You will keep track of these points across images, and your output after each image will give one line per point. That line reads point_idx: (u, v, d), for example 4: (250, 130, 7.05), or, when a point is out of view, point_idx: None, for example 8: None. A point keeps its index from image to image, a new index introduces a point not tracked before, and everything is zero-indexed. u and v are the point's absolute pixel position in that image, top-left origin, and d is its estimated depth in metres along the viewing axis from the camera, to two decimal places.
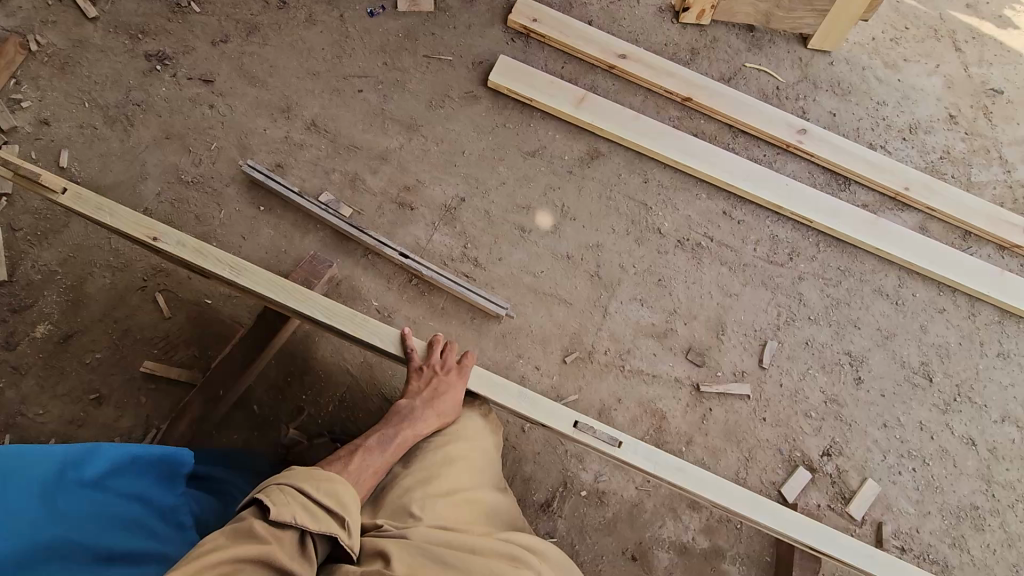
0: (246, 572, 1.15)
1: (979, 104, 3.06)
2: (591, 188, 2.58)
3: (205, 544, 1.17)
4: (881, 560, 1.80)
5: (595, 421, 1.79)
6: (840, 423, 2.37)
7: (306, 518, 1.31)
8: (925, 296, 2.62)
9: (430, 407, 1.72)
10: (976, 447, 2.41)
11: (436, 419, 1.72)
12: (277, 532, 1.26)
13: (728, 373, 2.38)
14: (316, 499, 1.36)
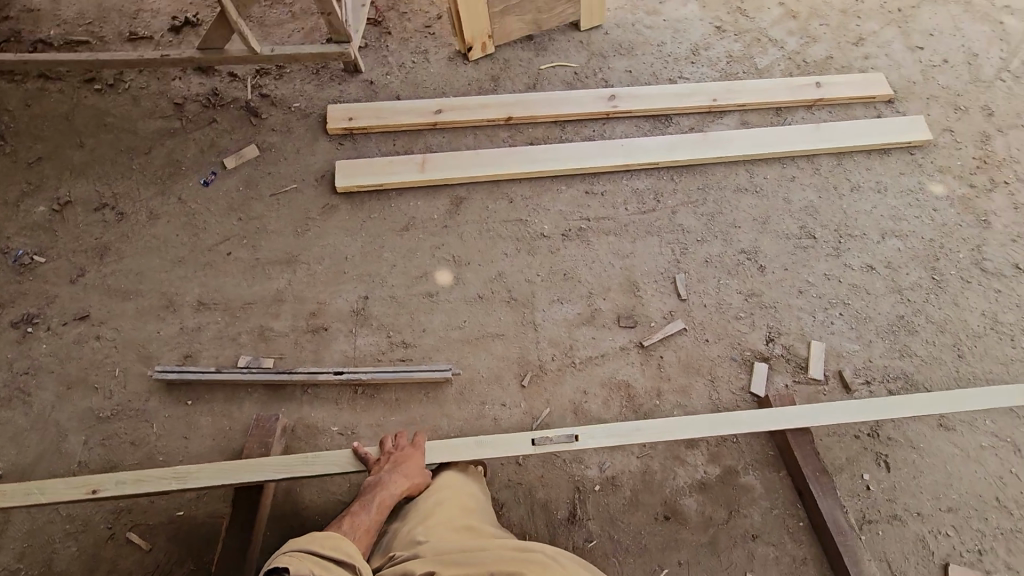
0: None
1: (732, 8, 3.56)
2: (470, 230, 2.78)
3: None
4: (820, 411, 2.08)
5: (547, 430, 1.95)
6: (767, 310, 2.63)
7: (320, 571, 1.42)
8: (774, 173, 2.99)
9: (399, 473, 1.85)
10: (876, 269, 2.74)
11: (406, 481, 1.83)
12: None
13: (660, 319, 2.60)
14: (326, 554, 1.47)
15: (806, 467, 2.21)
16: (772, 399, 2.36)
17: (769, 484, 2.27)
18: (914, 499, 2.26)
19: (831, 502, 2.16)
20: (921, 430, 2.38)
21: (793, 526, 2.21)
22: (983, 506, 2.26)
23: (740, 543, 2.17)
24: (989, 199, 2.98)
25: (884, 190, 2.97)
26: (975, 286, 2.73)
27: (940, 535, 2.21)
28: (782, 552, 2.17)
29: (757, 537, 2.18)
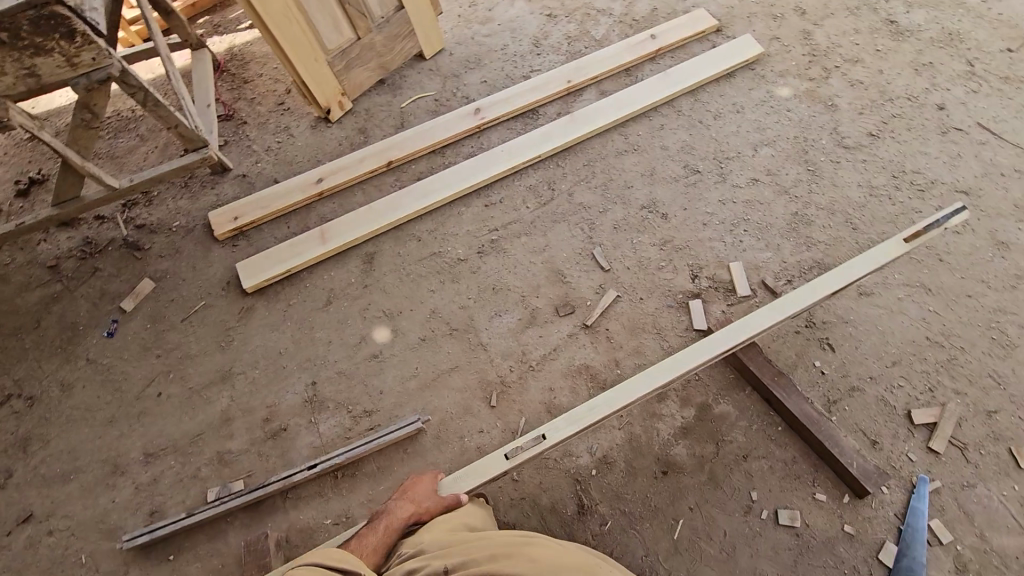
0: None
1: None
2: (391, 280, 2.80)
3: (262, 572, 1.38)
4: (749, 325, 2.19)
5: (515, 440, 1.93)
6: (683, 250, 2.80)
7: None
8: (644, 128, 3.18)
9: (406, 499, 1.86)
10: (759, 180, 2.98)
11: (412, 503, 1.84)
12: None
13: (594, 295, 2.71)
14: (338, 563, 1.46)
15: (764, 377, 2.38)
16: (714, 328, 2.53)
17: (741, 405, 2.43)
18: (862, 367, 2.48)
19: (796, 398, 2.35)
20: (847, 305, 2.61)
21: (774, 433, 2.36)
22: (919, 350, 2.51)
23: (736, 467, 2.30)
24: (829, 86, 3.30)
25: (742, 109, 3.22)
26: (845, 164, 3.01)
27: (894, 389, 2.44)
28: (774, 460, 2.31)
29: (748, 456, 2.32)
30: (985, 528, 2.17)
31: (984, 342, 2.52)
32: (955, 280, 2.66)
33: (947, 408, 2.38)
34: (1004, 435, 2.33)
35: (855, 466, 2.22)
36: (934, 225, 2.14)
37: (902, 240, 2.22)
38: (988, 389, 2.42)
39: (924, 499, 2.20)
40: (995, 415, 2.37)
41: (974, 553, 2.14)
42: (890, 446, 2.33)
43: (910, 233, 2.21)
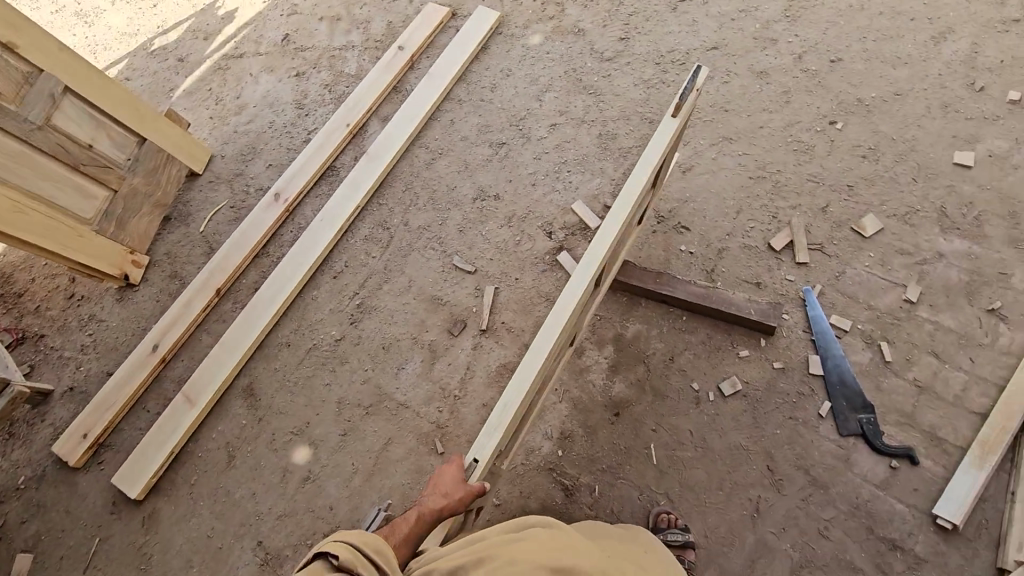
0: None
1: (290, 46, 3.57)
2: (283, 399, 2.62)
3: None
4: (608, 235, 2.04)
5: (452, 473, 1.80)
6: (528, 218, 2.86)
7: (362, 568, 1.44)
8: (437, 131, 3.15)
9: (435, 492, 1.78)
10: (558, 122, 3.09)
11: (442, 499, 1.74)
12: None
13: (475, 301, 2.71)
14: (374, 555, 1.49)
15: (648, 283, 2.57)
16: None
17: (645, 318, 2.57)
18: (717, 230, 2.72)
19: (680, 286, 2.55)
20: (679, 187, 2.85)
21: (682, 325, 2.53)
22: (750, 191, 2.78)
23: (670, 371, 2.47)
24: (571, 14, 3.43)
25: (511, 72, 3.29)
26: (616, 73, 3.19)
27: (749, 232, 2.69)
28: (695, 346, 2.49)
29: (673, 355, 2.49)
30: (867, 299, 2.50)
31: (792, 156, 2.84)
32: (746, 121, 2.97)
33: (793, 224, 2.67)
34: (842, 219, 2.67)
35: (754, 312, 2.45)
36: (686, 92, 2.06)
37: (669, 116, 2.12)
38: (814, 191, 2.75)
39: (816, 305, 2.49)
40: (828, 208, 2.70)
41: (871, 324, 2.45)
42: (771, 280, 2.58)
43: (673, 107, 2.11)
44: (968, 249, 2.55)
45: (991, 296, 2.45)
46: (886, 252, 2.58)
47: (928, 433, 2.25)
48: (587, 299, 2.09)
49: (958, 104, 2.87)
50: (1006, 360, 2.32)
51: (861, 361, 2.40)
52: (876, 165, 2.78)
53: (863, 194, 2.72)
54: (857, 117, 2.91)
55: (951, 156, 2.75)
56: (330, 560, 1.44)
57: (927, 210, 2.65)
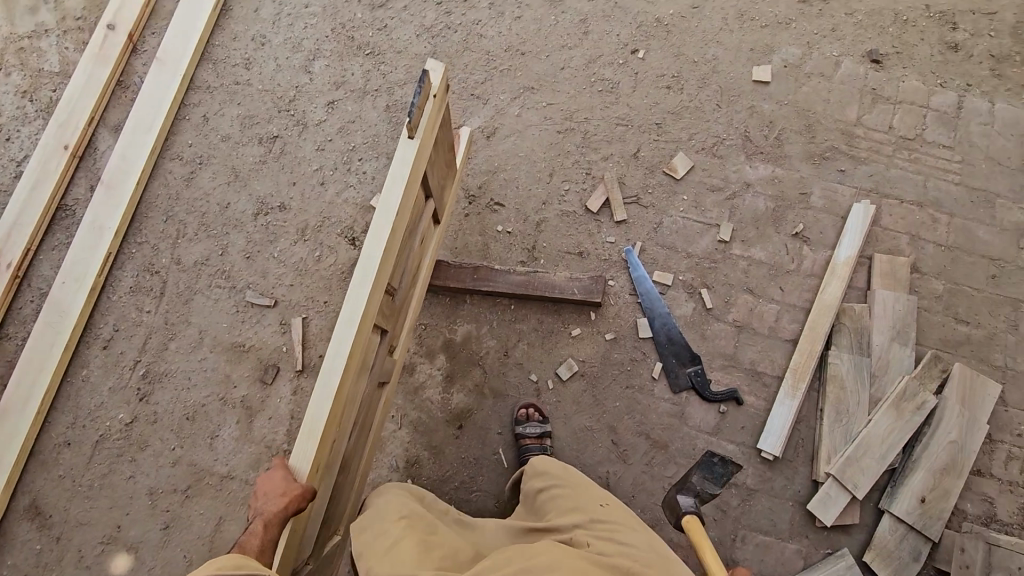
0: None
1: None
2: (81, 507, 2.21)
3: None
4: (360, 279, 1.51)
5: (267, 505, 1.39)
6: (323, 225, 2.45)
7: None
8: (190, 133, 2.54)
9: (271, 496, 1.43)
10: (337, 97, 2.59)
11: (281, 497, 1.40)
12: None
13: (284, 337, 2.35)
14: (234, 571, 1.16)
15: (466, 282, 2.36)
16: None
17: (472, 316, 2.38)
18: (533, 200, 2.50)
19: (502, 277, 2.36)
20: (486, 158, 2.55)
21: (511, 316, 2.38)
22: (560, 148, 2.56)
23: (508, 368, 2.35)
24: None
25: (266, 38, 2.65)
26: (393, 22, 2.68)
27: (565, 196, 2.51)
28: (528, 335, 2.37)
29: (508, 350, 2.36)
30: (685, 247, 2.46)
31: (597, 98, 2.61)
32: (546, 64, 2.65)
33: (606, 179, 2.51)
34: (654, 164, 2.55)
35: (579, 291, 2.34)
36: (416, 107, 1.51)
37: (405, 139, 1.57)
38: (624, 135, 2.57)
39: (638, 264, 2.42)
40: (640, 153, 2.55)
41: (691, 272, 2.44)
42: (593, 245, 2.45)
43: (406, 127, 1.55)
44: (772, 173, 2.55)
45: (794, 219, 2.50)
46: (698, 192, 2.52)
47: (750, 369, 2.35)
48: (359, 368, 1.64)
49: (752, 11, 2.73)
50: (810, 282, 2.43)
51: (685, 313, 2.40)
52: (681, 94, 2.63)
53: (671, 130, 2.58)
54: (658, 41, 2.69)
55: (750, 73, 2.65)
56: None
57: (732, 138, 2.58)
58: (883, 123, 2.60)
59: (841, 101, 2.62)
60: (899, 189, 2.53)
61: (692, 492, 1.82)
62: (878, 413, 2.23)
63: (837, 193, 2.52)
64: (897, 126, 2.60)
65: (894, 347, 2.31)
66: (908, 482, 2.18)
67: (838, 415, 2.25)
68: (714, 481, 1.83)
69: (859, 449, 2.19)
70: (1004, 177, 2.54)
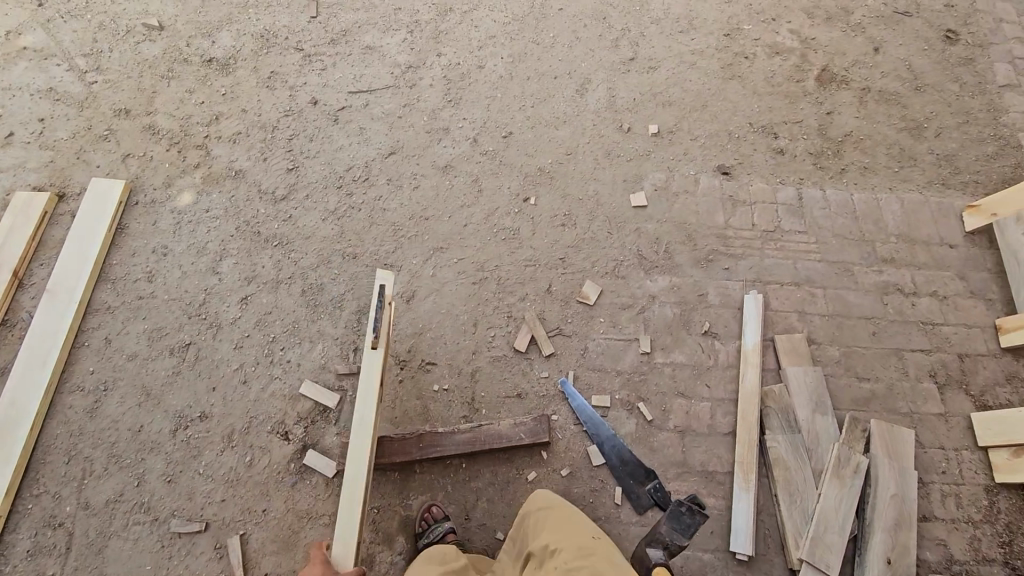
0: None
1: None
2: None
3: None
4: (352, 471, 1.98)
5: None
6: (252, 425, 2.33)
7: None
8: (91, 359, 2.41)
9: None
10: (250, 291, 2.60)
11: None
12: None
13: (219, 564, 2.09)
14: None
15: (413, 452, 2.31)
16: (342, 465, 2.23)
17: (425, 485, 2.30)
18: (463, 352, 2.57)
19: (448, 439, 2.34)
20: (410, 321, 2.63)
21: (465, 476, 2.33)
22: (479, 297, 2.70)
23: (473, 533, 2.25)
24: (217, 158, 2.91)
25: (168, 249, 2.67)
26: (298, 212, 2.81)
27: (493, 342, 2.60)
28: (486, 492, 2.31)
29: (470, 513, 2.28)
30: (614, 366, 2.60)
31: (503, 247, 2.84)
32: (449, 224, 2.87)
33: (528, 319, 2.66)
34: (567, 294, 2.76)
35: (525, 435, 2.37)
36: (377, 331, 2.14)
37: (369, 349, 2.15)
38: (535, 275, 2.79)
39: (575, 394, 2.51)
40: (552, 288, 2.76)
41: (625, 388, 2.56)
42: (529, 384, 2.53)
43: (370, 343, 2.15)
44: (671, 282, 2.83)
45: (700, 318, 2.75)
46: (612, 312, 2.73)
47: (703, 471, 2.42)
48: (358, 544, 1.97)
49: (617, 149, 3.18)
50: (730, 373, 2.63)
51: (630, 429, 2.49)
52: (575, 229, 2.93)
53: (575, 262, 2.84)
54: (544, 186, 3.03)
55: (629, 201, 3.03)
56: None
57: (628, 258, 2.88)
58: (746, 221, 3.03)
59: (708, 210, 3.04)
60: (777, 274, 2.90)
61: (661, 544, 2.08)
62: (825, 485, 2.35)
63: (729, 289, 2.84)
64: (758, 223, 3.03)
65: (818, 418, 2.51)
66: (871, 546, 2.27)
67: (792, 497, 2.35)
68: (681, 531, 2.09)
69: (821, 526, 2.27)
70: (853, 247, 3.00)
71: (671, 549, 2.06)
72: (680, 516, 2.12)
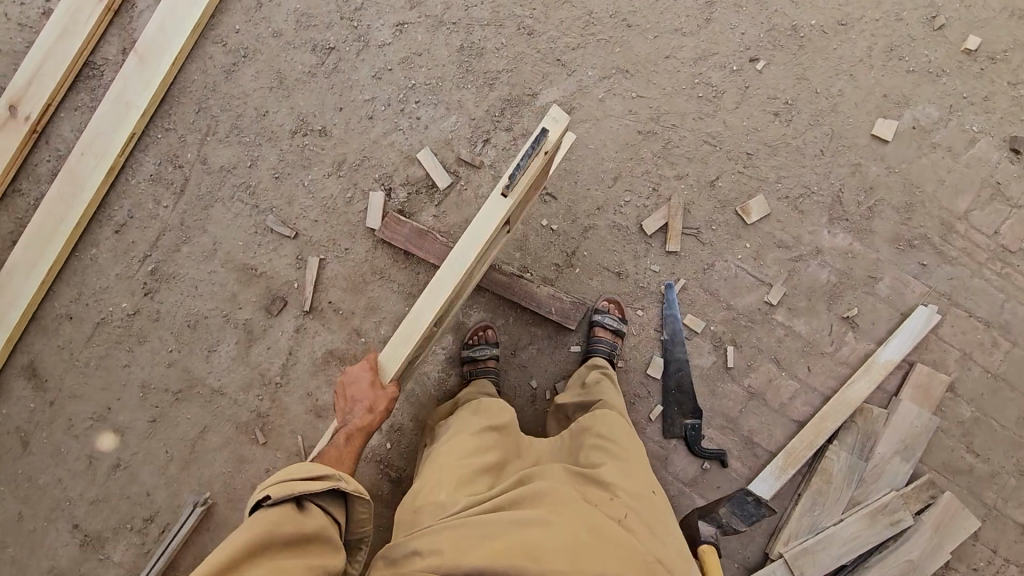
0: (271, 520, 1.25)
1: None
2: (76, 380, 2.23)
3: (264, 516, 1.26)
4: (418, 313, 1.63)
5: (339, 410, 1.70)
6: (362, 165, 2.24)
7: (302, 485, 1.32)
8: (239, 17, 2.25)
9: (356, 404, 1.65)
10: (409, 19, 2.26)
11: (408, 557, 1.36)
12: (280, 511, 1.28)
13: (296, 272, 2.24)
14: (307, 472, 1.37)
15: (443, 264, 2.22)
16: (385, 236, 2.19)
17: (490, 306, 2.30)
18: (588, 202, 2.29)
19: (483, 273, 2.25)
20: None
21: (529, 318, 2.30)
22: (635, 151, 2.30)
23: (511, 367, 2.31)
24: None
25: None
26: None
27: (622, 207, 2.29)
28: (541, 341, 2.31)
29: (516, 350, 2.31)
30: (728, 298, 2.32)
31: (693, 106, 2.31)
32: (651, 46, 2.30)
33: (672, 203, 2.30)
34: (728, 198, 2.32)
35: (554, 312, 2.24)
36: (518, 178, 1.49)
37: (497, 196, 1.55)
38: (707, 158, 2.32)
39: (674, 304, 2.29)
40: (717, 183, 2.32)
41: (724, 325, 2.32)
42: (634, 269, 2.31)
43: (503, 186, 1.53)
44: (848, 247, 2.33)
45: (851, 300, 2.32)
46: (763, 243, 2.32)
47: (746, 437, 2.31)
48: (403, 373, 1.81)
49: (903, 49, 2.33)
50: (840, 372, 2.31)
51: (703, 364, 2.32)
52: (785, 127, 2.34)
53: (759, 166, 2.33)
54: (783, 55, 2.33)
55: (869, 126, 2.34)
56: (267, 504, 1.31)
57: (822, 194, 2.34)
58: (989, 224, 2.32)
59: (955, 187, 2.33)
60: (975, 302, 2.32)
61: (718, 521, 2.28)
62: (851, 516, 2.23)
63: (906, 288, 2.32)
64: (1003, 233, 2.32)
65: (894, 461, 2.25)
66: None
67: (813, 505, 2.26)
68: (740, 519, 2.28)
69: (820, 543, 2.22)
70: None
71: (726, 529, 2.29)
72: (743, 504, 2.28)
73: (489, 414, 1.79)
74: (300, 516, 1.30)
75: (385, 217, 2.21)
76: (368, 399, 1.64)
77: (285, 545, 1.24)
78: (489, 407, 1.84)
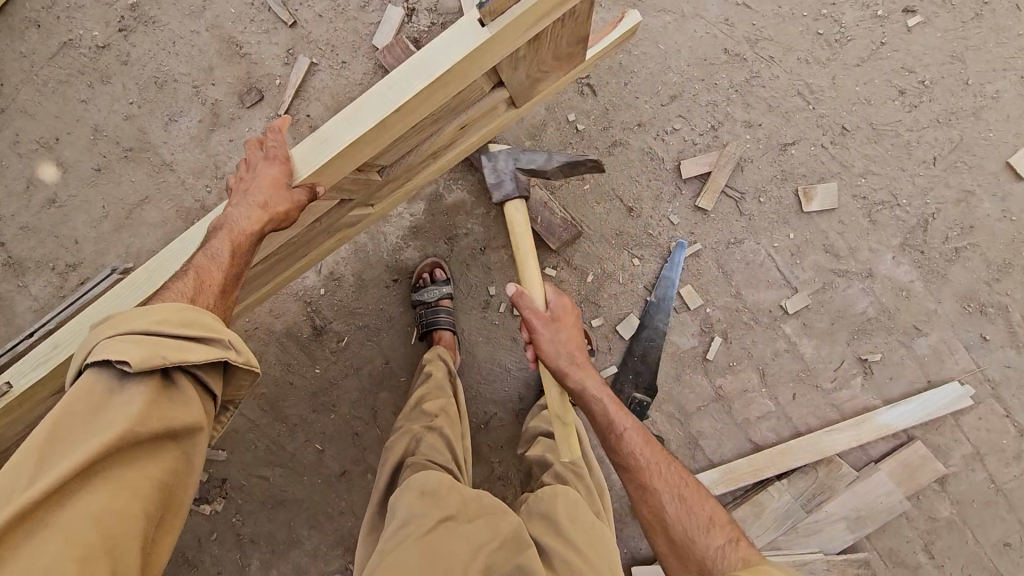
0: (128, 415, 0.81)
1: None
2: (30, 94, 2.05)
3: (118, 409, 0.82)
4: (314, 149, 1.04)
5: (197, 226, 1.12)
6: None
7: (175, 353, 0.86)
8: None
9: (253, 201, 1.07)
10: None
11: None
12: (140, 394, 0.83)
13: (281, 67, 1.97)
14: (180, 327, 0.89)
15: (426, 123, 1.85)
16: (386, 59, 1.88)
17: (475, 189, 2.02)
18: (631, 113, 1.91)
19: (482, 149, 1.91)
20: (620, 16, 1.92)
21: None
22: (710, 72, 1.90)
23: (473, 265, 2.05)
24: None
25: None
26: None
27: (667, 134, 1.92)
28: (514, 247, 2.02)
29: (486, 249, 2.04)
30: (741, 286, 1.95)
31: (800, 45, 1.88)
32: None
33: (727, 151, 1.90)
34: (795, 171, 1.90)
35: (539, 222, 1.91)
36: None
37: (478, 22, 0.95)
38: (793, 114, 1.89)
39: (677, 267, 1.93)
40: (790, 150, 1.90)
41: (723, 313, 1.96)
42: (650, 210, 1.94)
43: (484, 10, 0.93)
44: (907, 283, 1.91)
45: (879, 343, 1.93)
46: (811, 239, 1.91)
47: (691, 436, 1.99)
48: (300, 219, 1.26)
49: None
50: (827, 414, 1.96)
51: (680, 345, 1.98)
52: (903, 113, 1.87)
53: (849, 148, 1.89)
54: (949, 18, 1.85)
55: (1001, 153, 1.85)
56: (121, 369, 0.84)
57: (909, 211, 1.88)
58: None
59: None
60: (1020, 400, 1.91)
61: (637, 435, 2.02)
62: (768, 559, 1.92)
63: (948, 354, 1.91)
64: None
65: (837, 525, 1.94)
66: None
67: None
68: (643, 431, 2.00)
69: None
70: None
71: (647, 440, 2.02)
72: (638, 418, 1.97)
73: (444, 499, 1.22)
74: (166, 397, 0.86)
75: (396, 39, 1.90)
76: (271, 199, 1.05)
77: (154, 444, 0.84)
78: (436, 489, 1.24)
